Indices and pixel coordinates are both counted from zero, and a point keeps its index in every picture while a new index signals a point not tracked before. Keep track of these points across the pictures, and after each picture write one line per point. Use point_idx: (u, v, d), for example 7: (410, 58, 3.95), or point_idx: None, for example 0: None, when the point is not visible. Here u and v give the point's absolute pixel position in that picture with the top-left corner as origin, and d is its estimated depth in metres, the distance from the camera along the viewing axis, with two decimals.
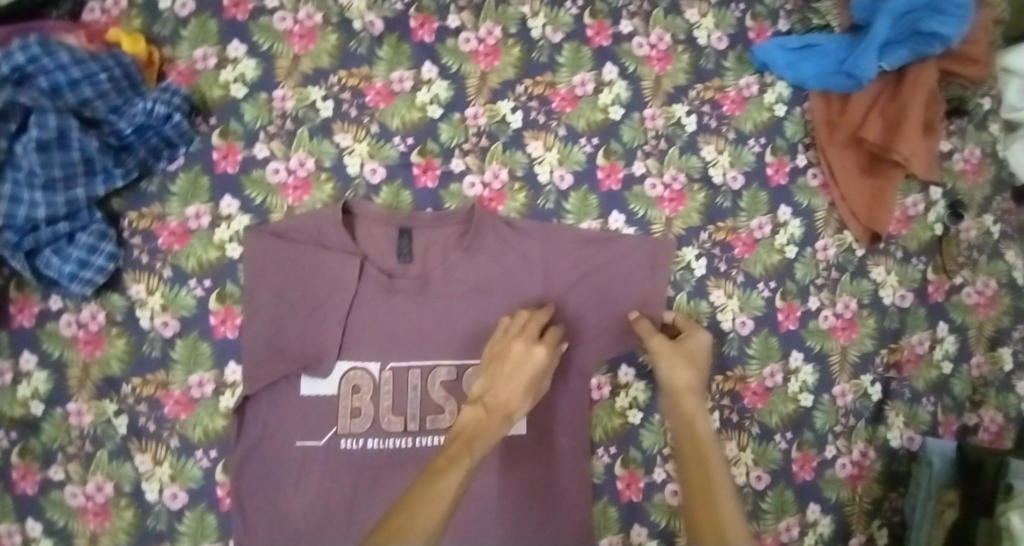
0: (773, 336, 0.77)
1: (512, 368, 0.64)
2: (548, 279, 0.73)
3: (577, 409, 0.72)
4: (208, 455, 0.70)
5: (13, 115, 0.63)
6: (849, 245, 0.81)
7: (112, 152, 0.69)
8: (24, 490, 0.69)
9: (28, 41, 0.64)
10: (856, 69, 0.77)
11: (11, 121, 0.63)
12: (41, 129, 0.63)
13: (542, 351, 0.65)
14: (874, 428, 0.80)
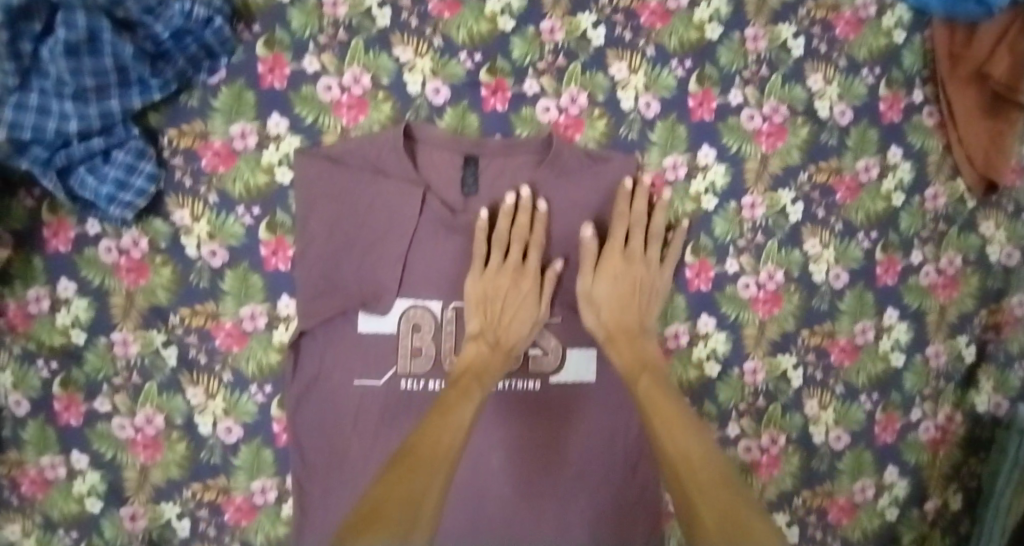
0: (869, 291, 0.70)
1: (500, 279, 0.64)
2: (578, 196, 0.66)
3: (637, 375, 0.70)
4: (263, 390, 0.66)
5: (37, 13, 0.55)
6: (960, 195, 0.72)
7: (149, 59, 0.61)
8: (67, 421, 0.65)
9: None
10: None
11: (35, 21, 0.55)
12: (69, 29, 0.55)
13: (491, 274, 0.64)
14: (964, 392, 0.73)
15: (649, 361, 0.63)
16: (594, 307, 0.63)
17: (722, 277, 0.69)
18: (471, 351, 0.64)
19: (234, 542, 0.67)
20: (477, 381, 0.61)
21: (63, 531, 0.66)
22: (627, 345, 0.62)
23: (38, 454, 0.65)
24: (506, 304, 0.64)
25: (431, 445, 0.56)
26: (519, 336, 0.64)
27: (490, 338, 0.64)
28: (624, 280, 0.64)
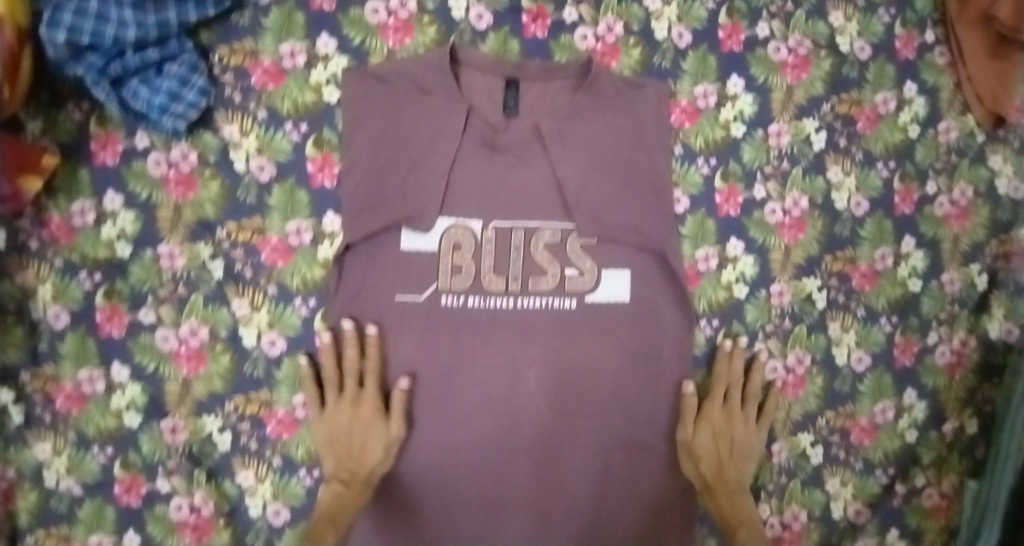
0: (887, 219, 0.74)
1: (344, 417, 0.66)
2: (616, 119, 0.69)
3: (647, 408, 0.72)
4: (307, 304, 0.67)
5: None
6: (970, 130, 0.75)
7: None
8: (109, 333, 0.65)
9: None
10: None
11: None
12: None
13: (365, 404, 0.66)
14: (977, 317, 0.76)
15: (745, 517, 0.66)
16: (695, 459, 0.69)
17: (750, 203, 0.71)
18: (329, 493, 0.64)
19: (274, 456, 0.67)
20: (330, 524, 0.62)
21: (97, 448, 0.66)
22: (727, 497, 0.67)
23: (76, 368, 0.65)
24: (355, 434, 0.65)
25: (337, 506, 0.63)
26: (376, 459, 0.65)
27: (346, 473, 0.65)
28: (722, 437, 0.69)
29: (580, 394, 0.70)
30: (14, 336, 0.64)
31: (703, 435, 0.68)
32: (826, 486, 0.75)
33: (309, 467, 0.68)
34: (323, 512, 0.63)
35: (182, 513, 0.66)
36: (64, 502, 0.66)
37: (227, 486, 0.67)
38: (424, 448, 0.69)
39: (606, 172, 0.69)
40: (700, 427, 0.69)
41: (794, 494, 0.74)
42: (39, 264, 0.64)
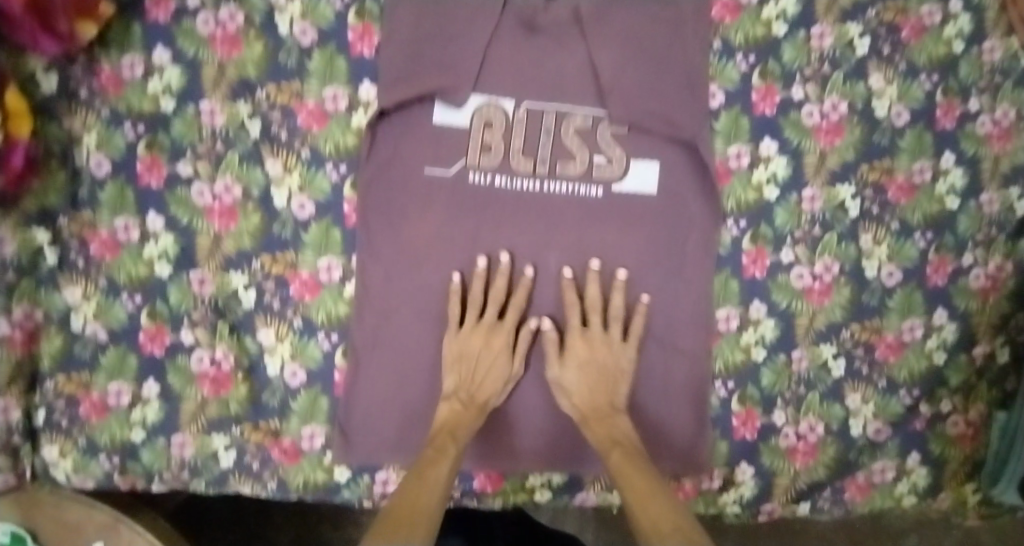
0: (928, 132, 0.71)
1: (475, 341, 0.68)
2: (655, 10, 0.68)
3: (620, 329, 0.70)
4: (338, 170, 0.68)
5: None
6: (1014, 52, 0.71)
7: None
8: (148, 183, 0.67)
9: None
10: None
11: None
12: None
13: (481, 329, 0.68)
14: (1014, 242, 0.73)
15: (625, 440, 0.65)
16: (566, 392, 0.68)
17: (788, 103, 0.70)
18: (446, 410, 0.67)
19: (296, 316, 0.69)
20: (450, 439, 0.65)
21: (127, 295, 0.68)
22: (601, 425, 0.66)
23: (112, 216, 0.67)
24: (481, 361, 0.68)
25: (451, 426, 0.66)
26: (493, 391, 0.68)
27: (463, 395, 0.68)
28: (589, 368, 0.67)
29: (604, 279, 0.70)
30: (55, 180, 0.66)
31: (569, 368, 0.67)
32: (846, 401, 0.73)
33: (329, 332, 0.69)
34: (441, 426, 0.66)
35: (202, 365, 0.68)
36: (87, 349, 0.68)
37: (249, 342, 0.69)
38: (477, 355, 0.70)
39: (642, 60, 0.68)
40: (566, 361, 0.68)
41: (812, 406, 0.73)
42: (86, 112, 0.66)
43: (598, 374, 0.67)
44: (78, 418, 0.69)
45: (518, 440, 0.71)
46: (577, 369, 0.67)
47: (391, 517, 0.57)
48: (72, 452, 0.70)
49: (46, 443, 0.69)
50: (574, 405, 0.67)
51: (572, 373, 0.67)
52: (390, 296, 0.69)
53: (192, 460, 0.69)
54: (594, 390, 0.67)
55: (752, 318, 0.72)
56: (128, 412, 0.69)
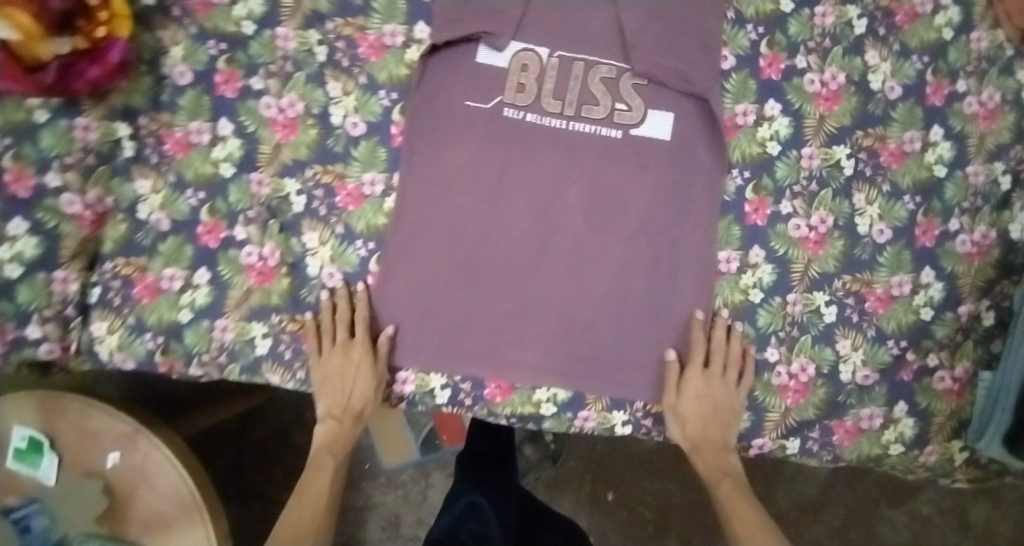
0: (919, 106, 0.79)
1: (340, 359, 0.73)
2: None
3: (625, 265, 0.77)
4: (390, 96, 0.77)
5: None
6: (1000, 44, 0.80)
7: None
8: (223, 94, 0.76)
9: None
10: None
11: None
12: None
13: (348, 351, 0.73)
14: (998, 214, 0.80)
15: (730, 472, 0.74)
16: (681, 420, 0.74)
17: (791, 71, 0.79)
18: (324, 430, 0.76)
19: (338, 224, 0.76)
20: (329, 454, 0.76)
21: (191, 192, 0.75)
22: (709, 455, 0.74)
23: (188, 119, 0.75)
24: (344, 376, 0.74)
25: (334, 440, 0.76)
26: (366, 400, 0.74)
27: (340, 411, 0.75)
28: (705, 401, 0.74)
29: (613, 216, 0.77)
30: (141, 83, 0.75)
31: (686, 398, 0.74)
32: (837, 346, 0.78)
33: (365, 240, 0.77)
34: (322, 444, 0.77)
35: (250, 259, 0.75)
36: (148, 237, 0.75)
37: (294, 243, 0.76)
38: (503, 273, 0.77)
39: (663, 22, 0.78)
40: (684, 391, 0.74)
41: (804, 348, 0.78)
42: (177, 28, 0.76)
43: (711, 410, 0.74)
44: (131, 298, 0.75)
45: (529, 355, 0.76)
46: (696, 403, 0.74)
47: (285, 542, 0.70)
48: (120, 329, 0.75)
49: (96, 319, 0.75)
50: (686, 434, 0.75)
51: (691, 405, 0.74)
52: (425, 212, 0.76)
53: (231, 344, 0.76)
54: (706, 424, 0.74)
55: (750, 263, 0.78)
56: (177, 296, 0.75)
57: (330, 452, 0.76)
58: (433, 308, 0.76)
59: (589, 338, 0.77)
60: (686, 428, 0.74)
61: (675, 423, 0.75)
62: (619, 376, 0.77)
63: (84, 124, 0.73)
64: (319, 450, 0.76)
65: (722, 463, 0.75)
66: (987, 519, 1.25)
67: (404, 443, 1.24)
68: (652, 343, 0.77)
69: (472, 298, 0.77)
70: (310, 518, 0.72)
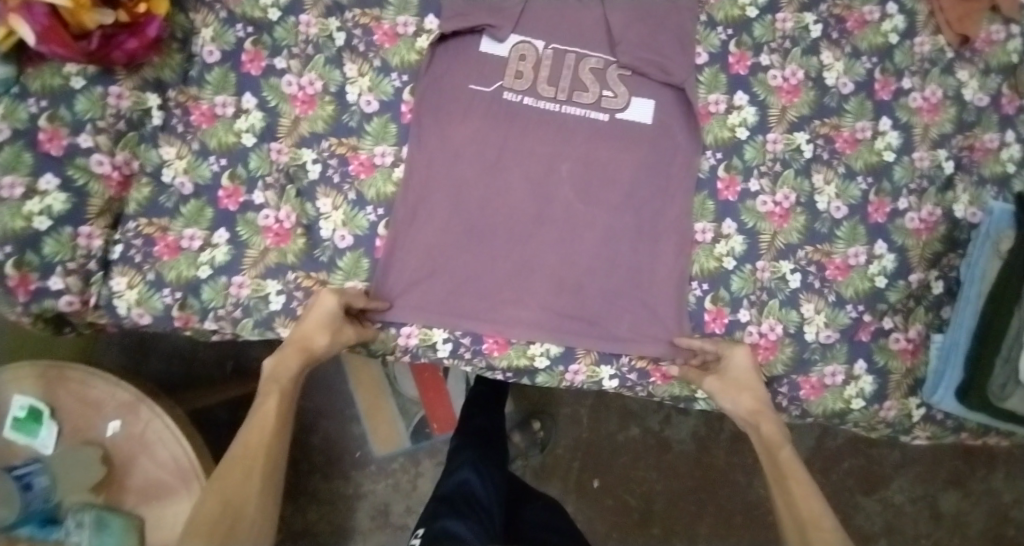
0: (869, 100, 0.91)
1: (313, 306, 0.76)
2: None
3: (612, 229, 0.85)
4: (400, 79, 0.86)
5: None
6: (941, 47, 0.93)
7: None
8: (248, 72, 0.84)
9: None
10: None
11: None
12: None
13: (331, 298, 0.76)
14: (943, 195, 0.89)
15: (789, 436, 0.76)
16: (737, 389, 0.79)
17: (756, 67, 0.90)
18: (273, 359, 0.75)
19: (351, 191, 0.83)
20: (277, 382, 0.74)
21: (213, 159, 0.82)
22: (768, 420, 0.77)
23: (214, 94, 0.83)
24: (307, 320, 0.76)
25: (279, 372, 0.74)
26: (324, 337, 0.75)
27: (292, 344, 0.75)
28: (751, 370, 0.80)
29: (603, 188, 0.86)
30: (173, 60, 0.83)
31: (738, 365, 0.80)
32: (801, 309, 0.85)
33: (376, 207, 0.84)
34: (270, 374, 0.74)
35: (268, 221, 0.81)
36: (171, 200, 0.81)
37: (309, 207, 0.83)
38: (500, 234, 0.84)
39: (646, 22, 0.88)
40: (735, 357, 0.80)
41: (772, 310, 0.85)
42: (208, 12, 0.84)
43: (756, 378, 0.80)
44: (152, 256, 0.80)
45: (525, 313, 0.83)
46: (748, 368, 0.80)
47: (237, 457, 0.67)
48: (139, 285, 0.79)
49: (117, 275, 0.79)
50: (740, 403, 0.79)
51: (743, 370, 0.80)
52: (432, 182, 0.84)
53: (246, 301, 0.80)
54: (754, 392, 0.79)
55: (723, 233, 0.86)
56: (196, 255, 0.80)
57: (273, 384, 0.74)
58: (436, 269, 0.83)
59: (581, 299, 0.84)
60: (741, 396, 0.79)
61: (730, 392, 0.80)
62: (607, 328, 0.84)
63: (118, 93, 0.79)
64: (266, 380, 0.74)
65: (778, 427, 0.76)
66: (956, 511, 1.29)
67: (395, 432, 1.27)
68: (637, 305, 0.85)
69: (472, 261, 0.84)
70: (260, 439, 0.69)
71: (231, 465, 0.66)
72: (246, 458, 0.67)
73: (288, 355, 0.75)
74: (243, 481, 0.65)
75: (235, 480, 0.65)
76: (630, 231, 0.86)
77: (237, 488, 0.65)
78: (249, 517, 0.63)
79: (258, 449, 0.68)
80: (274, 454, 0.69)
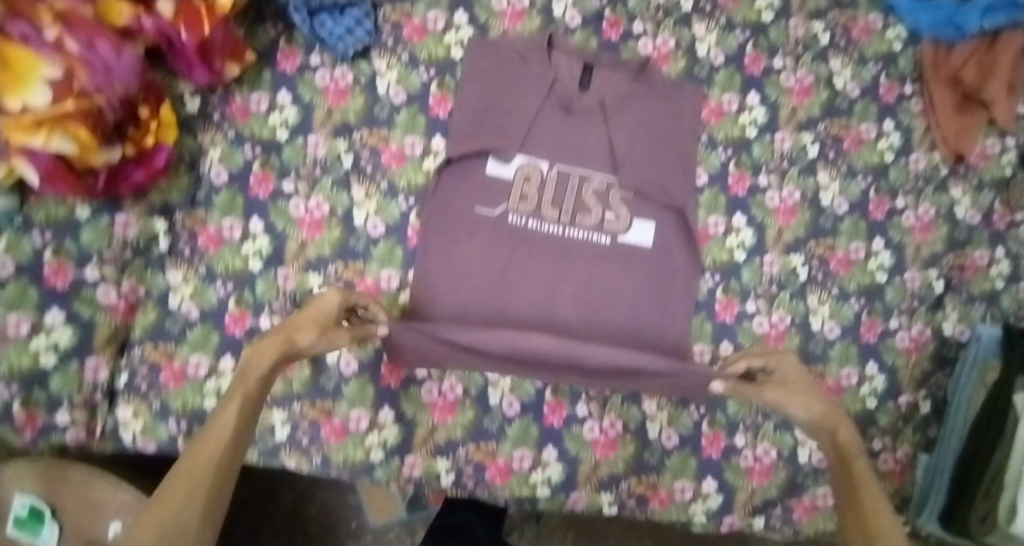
0: (863, 221, 0.93)
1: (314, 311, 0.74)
2: (667, 111, 0.90)
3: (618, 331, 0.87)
4: (407, 201, 0.86)
5: None
6: (936, 163, 0.96)
7: None
8: (256, 195, 0.84)
9: None
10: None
11: None
12: None
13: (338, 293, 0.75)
14: (933, 313, 0.93)
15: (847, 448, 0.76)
16: (800, 396, 0.77)
17: (755, 189, 0.91)
18: (249, 352, 0.69)
19: None
20: (244, 383, 0.67)
21: (220, 283, 0.83)
22: (841, 423, 0.77)
23: (221, 217, 0.83)
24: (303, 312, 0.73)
25: (251, 367, 0.68)
26: (308, 338, 0.72)
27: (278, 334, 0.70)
28: (797, 380, 0.80)
29: (608, 292, 0.88)
30: (180, 182, 0.83)
31: (784, 365, 0.82)
32: (795, 432, 0.88)
33: None
34: (241, 371, 0.68)
35: None
36: (176, 324, 0.82)
37: None
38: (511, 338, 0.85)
39: (650, 145, 0.89)
40: (781, 361, 0.83)
41: (767, 434, 0.88)
42: (215, 131, 0.84)
43: (809, 383, 0.79)
44: (156, 384, 0.80)
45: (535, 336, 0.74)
46: (795, 370, 0.81)
47: (190, 454, 0.60)
48: (144, 414, 0.80)
49: (122, 404, 0.80)
50: (812, 410, 0.77)
51: (791, 374, 0.81)
52: (443, 296, 0.85)
53: None
54: (813, 396, 0.78)
55: (721, 355, 0.88)
56: (202, 382, 0.81)
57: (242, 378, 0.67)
58: (442, 364, 0.81)
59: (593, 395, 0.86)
60: (806, 402, 0.77)
61: (797, 400, 0.77)
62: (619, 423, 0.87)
63: (124, 221, 0.79)
64: (237, 378, 0.67)
65: (849, 432, 0.76)
66: None
67: (391, 504, 1.25)
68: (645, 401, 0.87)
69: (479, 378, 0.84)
70: (203, 466, 0.59)
71: (186, 463, 0.59)
72: (206, 456, 0.60)
73: (263, 349, 0.69)
74: (183, 497, 0.57)
75: (180, 488, 0.57)
76: (634, 333, 0.88)
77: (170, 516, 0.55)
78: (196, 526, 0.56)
79: (220, 440, 0.62)
80: (227, 470, 0.61)
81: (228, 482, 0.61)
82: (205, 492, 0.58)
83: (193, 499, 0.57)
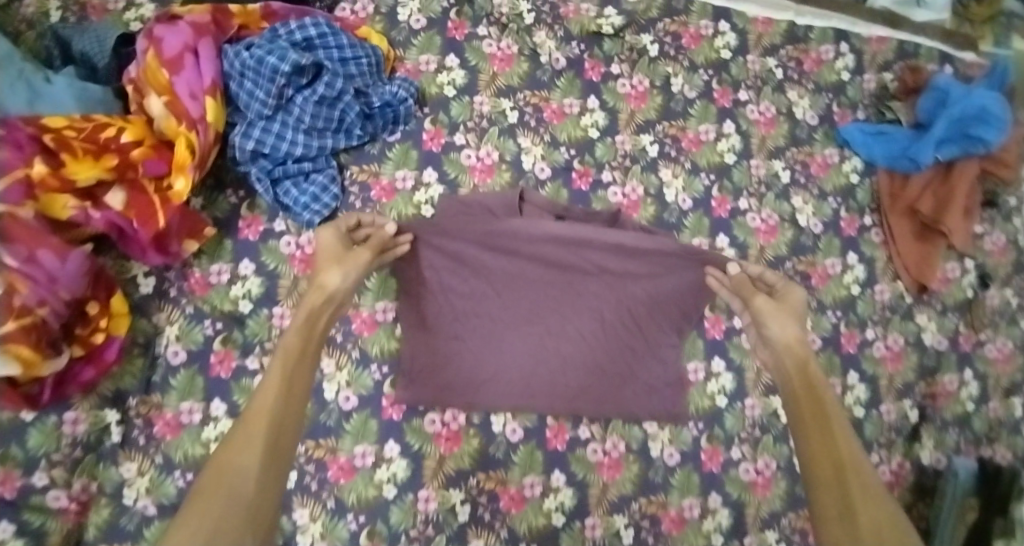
0: (836, 355, 0.93)
1: (333, 254, 0.76)
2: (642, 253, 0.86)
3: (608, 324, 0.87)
4: (380, 370, 0.84)
5: (308, 72, 0.80)
6: (900, 292, 0.97)
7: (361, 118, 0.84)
8: (218, 373, 0.79)
9: (339, 33, 0.82)
10: (981, 131, 0.93)
11: (304, 76, 0.80)
12: (328, 88, 0.80)
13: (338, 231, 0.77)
14: (910, 445, 0.94)
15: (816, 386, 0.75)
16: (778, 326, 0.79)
17: (731, 330, 0.92)
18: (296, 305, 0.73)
19: (330, 497, 0.79)
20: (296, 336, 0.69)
21: (179, 474, 0.76)
22: (806, 364, 0.77)
23: (180, 400, 0.77)
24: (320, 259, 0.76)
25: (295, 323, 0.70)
26: (337, 278, 0.74)
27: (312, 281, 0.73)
28: (785, 306, 0.81)
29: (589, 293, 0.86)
30: (133, 366, 0.77)
31: (788, 296, 0.83)
32: None
33: (357, 513, 0.79)
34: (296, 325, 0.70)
35: None
36: (132, 522, 0.73)
37: (285, 521, 0.77)
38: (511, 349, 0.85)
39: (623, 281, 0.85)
40: (782, 291, 0.83)
41: None
42: (172, 308, 0.79)
43: (793, 312, 0.81)
44: None
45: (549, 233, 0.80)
46: (786, 292, 0.83)
47: (249, 415, 0.63)
48: None
49: None
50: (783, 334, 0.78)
51: (785, 297, 0.83)
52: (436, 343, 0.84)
53: None
54: (790, 323, 0.79)
55: (710, 506, 0.86)
56: None
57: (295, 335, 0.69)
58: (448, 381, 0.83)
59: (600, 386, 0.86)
60: (784, 330, 0.79)
61: (780, 317, 0.80)
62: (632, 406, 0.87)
63: (73, 418, 0.74)
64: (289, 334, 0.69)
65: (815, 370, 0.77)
66: None
67: None
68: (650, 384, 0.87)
69: (495, 366, 0.85)
70: (259, 423, 0.62)
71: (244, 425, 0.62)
72: (261, 416, 0.63)
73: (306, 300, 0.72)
74: (240, 456, 0.59)
75: (236, 453, 0.59)
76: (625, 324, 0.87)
77: (230, 486, 0.57)
78: (251, 487, 0.58)
79: (272, 392, 0.64)
80: (284, 422, 0.64)
81: (286, 433, 0.64)
82: (261, 447, 0.61)
83: (254, 446, 0.60)
